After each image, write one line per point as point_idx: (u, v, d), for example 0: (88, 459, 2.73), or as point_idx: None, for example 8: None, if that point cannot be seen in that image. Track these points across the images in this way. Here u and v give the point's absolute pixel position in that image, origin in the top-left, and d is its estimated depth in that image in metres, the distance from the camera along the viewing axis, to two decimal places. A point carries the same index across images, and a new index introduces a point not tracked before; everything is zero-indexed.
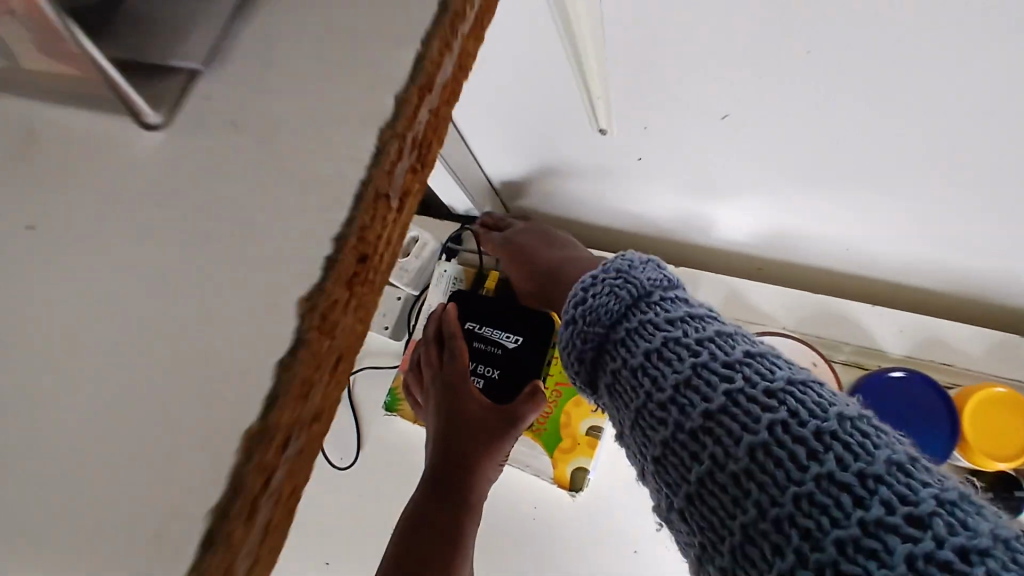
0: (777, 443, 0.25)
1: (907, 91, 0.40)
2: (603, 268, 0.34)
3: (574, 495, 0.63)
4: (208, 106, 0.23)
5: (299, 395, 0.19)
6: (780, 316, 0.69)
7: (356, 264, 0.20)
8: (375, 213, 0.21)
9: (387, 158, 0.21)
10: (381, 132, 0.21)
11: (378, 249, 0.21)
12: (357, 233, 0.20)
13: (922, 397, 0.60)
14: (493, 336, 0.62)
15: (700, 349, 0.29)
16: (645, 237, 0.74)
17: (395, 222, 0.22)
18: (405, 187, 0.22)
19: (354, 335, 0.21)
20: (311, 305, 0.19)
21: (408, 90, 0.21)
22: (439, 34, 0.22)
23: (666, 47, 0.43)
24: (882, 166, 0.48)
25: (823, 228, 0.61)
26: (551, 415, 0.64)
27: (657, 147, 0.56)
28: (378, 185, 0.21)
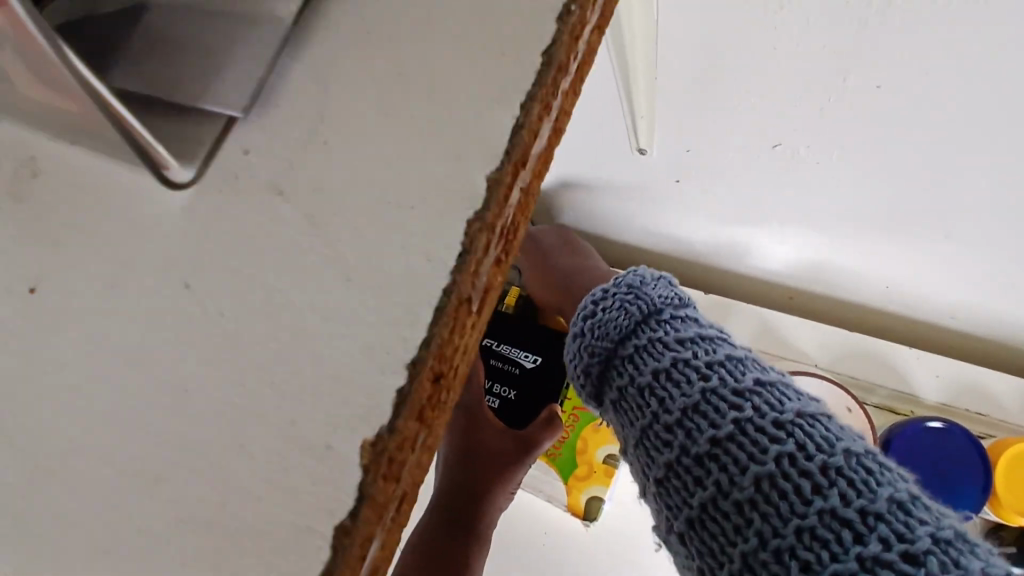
0: (783, 474, 0.25)
1: (995, 127, 0.37)
2: (615, 284, 0.35)
3: (589, 523, 0.61)
4: (248, 162, 0.19)
5: (358, 561, 0.16)
6: (813, 353, 0.66)
7: (431, 388, 0.17)
8: (456, 321, 0.17)
9: (473, 261, 0.17)
10: (467, 225, 0.18)
11: (455, 364, 0.18)
12: (436, 349, 0.17)
13: (957, 451, 0.57)
14: (512, 354, 0.60)
15: (709, 374, 0.28)
16: (676, 260, 0.71)
17: (476, 329, 0.18)
18: (488, 286, 0.18)
19: (420, 470, 0.18)
20: (376, 456, 0.16)
21: (501, 171, 0.18)
22: (540, 97, 0.19)
23: (725, 73, 0.41)
24: (940, 209, 0.46)
25: (870, 265, 0.57)
26: (568, 441, 0.60)
27: (705, 173, 0.53)
28: (461, 295, 0.17)
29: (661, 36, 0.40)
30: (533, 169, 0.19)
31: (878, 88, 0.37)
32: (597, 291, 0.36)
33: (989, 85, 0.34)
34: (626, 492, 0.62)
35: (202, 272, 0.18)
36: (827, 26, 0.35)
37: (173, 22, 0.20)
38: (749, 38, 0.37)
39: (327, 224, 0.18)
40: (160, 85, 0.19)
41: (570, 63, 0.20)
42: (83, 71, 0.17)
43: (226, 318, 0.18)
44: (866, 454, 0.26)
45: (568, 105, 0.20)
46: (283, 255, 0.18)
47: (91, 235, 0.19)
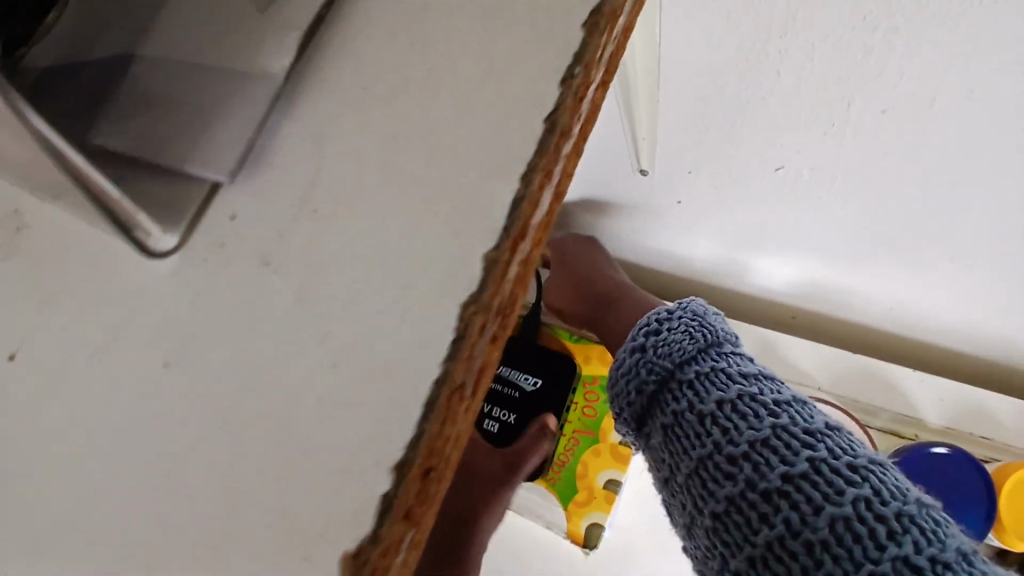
0: (859, 517, 0.25)
1: (1001, 150, 0.37)
2: (680, 309, 0.36)
3: (588, 550, 0.60)
4: (233, 224, 0.19)
5: None
6: (817, 374, 0.65)
7: (420, 485, 0.16)
8: (448, 411, 0.17)
9: (466, 345, 0.17)
10: (461, 308, 0.17)
11: (445, 456, 0.17)
12: (426, 443, 0.16)
13: (963, 477, 0.56)
14: (512, 377, 0.59)
15: (779, 412, 0.29)
16: (677, 280, 0.70)
17: (473, 411, 0.18)
18: (484, 366, 0.18)
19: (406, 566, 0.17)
20: (357, 558, 0.15)
21: (498, 248, 0.17)
22: (540, 166, 0.18)
23: (725, 93, 0.40)
24: (944, 232, 0.45)
25: (873, 286, 0.57)
26: (569, 465, 0.59)
27: (708, 194, 0.52)
28: (453, 382, 0.17)
29: (664, 57, 0.39)
30: (533, 240, 0.18)
31: (884, 112, 0.37)
32: (656, 313, 0.37)
33: (979, 102, 0.34)
34: (627, 517, 0.61)
35: (193, 333, 0.18)
36: (822, 43, 0.34)
37: (160, 83, 0.20)
38: (742, 59, 0.37)
39: (323, 282, 0.18)
40: (158, 141, 0.20)
41: (574, 124, 0.19)
42: (60, 137, 0.17)
43: (218, 381, 0.18)
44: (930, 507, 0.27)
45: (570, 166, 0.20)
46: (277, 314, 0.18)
47: (74, 297, 0.19)
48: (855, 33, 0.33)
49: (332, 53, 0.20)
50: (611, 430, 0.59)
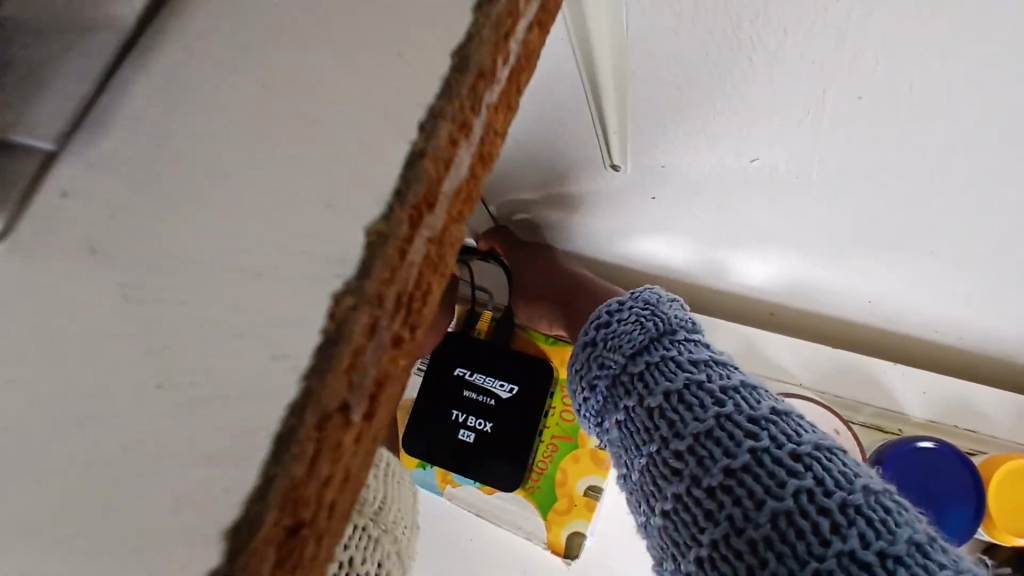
0: (800, 511, 0.26)
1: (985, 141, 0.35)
2: (632, 299, 0.38)
3: (569, 560, 0.58)
4: (115, 207, 0.16)
5: None
6: (799, 373, 0.63)
7: (281, 548, 0.13)
8: (322, 445, 0.14)
9: (345, 349, 0.14)
10: (333, 300, 0.14)
11: (322, 506, 0.14)
12: (282, 495, 0.13)
13: (949, 471, 0.54)
14: (486, 384, 0.56)
15: (725, 400, 0.30)
16: (654, 280, 0.68)
17: (362, 444, 0.15)
18: (379, 374, 0.15)
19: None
20: None
21: (393, 219, 0.15)
22: (453, 110, 0.16)
23: (703, 82, 0.38)
24: (929, 222, 0.44)
25: (850, 279, 0.55)
26: (547, 472, 0.57)
27: (683, 190, 0.50)
28: (325, 408, 0.14)
29: (630, 50, 0.38)
30: (445, 207, 0.16)
31: (858, 98, 0.35)
32: (613, 304, 0.39)
33: (984, 104, 0.32)
34: (608, 524, 0.59)
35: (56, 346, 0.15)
36: (811, 36, 0.32)
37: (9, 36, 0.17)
38: (721, 48, 0.35)
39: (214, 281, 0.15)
40: (22, 126, 0.17)
41: (497, 68, 0.17)
42: None
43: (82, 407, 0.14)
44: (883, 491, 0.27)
45: (491, 122, 0.18)
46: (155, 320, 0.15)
47: None
48: (848, 24, 0.31)
49: (235, 29, 0.18)
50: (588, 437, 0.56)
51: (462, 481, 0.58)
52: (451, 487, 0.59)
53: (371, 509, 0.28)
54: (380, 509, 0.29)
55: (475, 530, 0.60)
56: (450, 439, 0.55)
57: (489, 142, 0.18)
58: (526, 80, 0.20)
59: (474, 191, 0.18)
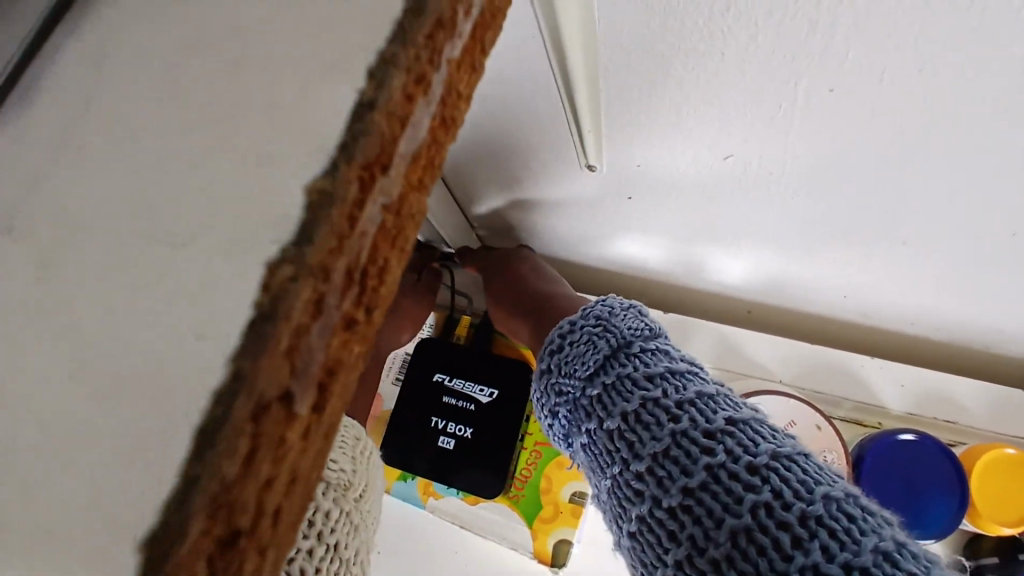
0: (760, 528, 0.25)
1: (961, 130, 0.35)
2: (585, 313, 0.37)
3: (556, 570, 0.56)
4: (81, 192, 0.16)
5: None
6: (776, 369, 0.63)
7: (212, 559, 0.13)
8: (258, 443, 0.13)
9: (281, 325, 0.13)
10: (267, 275, 0.14)
11: (265, 513, 0.13)
12: (207, 504, 0.12)
13: (931, 461, 0.54)
14: (466, 390, 0.55)
15: (681, 415, 0.29)
16: (629, 280, 0.68)
17: (311, 436, 0.14)
18: (330, 361, 0.14)
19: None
20: None
21: (340, 178, 0.14)
22: (403, 65, 0.15)
23: (681, 78, 0.38)
24: (905, 214, 0.44)
25: (822, 273, 0.55)
26: (531, 479, 0.56)
27: (657, 188, 0.50)
28: (259, 392, 0.13)
29: (599, 46, 0.37)
30: (400, 172, 0.15)
31: (831, 89, 0.35)
32: (568, 321, 0.38)
33: (991, 102, 0.32)
34: (596, 531, 0.58)
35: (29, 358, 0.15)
36: (803, 34, 0.32)
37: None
38: (700, 45, 0.34)
39: (175, 280, 0.15)
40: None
41: (461, 21, 0.17)
42: None
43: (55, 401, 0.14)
44: (848, 496, 0.26)
45: (454, 81, 0.17)
46: (127, 318, 0.15)
47: None
48: (838, 18, 0.30)
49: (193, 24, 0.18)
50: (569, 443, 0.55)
51: (445, 493, 0.57)
52: (434, 499, 0.58)
53: (354, 493, 0.27)
54: (360, 496, 0.28)
55: (458, 543, 0.59)
56: (432, 445, 0.55)
57: (452, 104, 0.17)
58: (491, 38, 0.19)
59: (435, 157, 0.17)
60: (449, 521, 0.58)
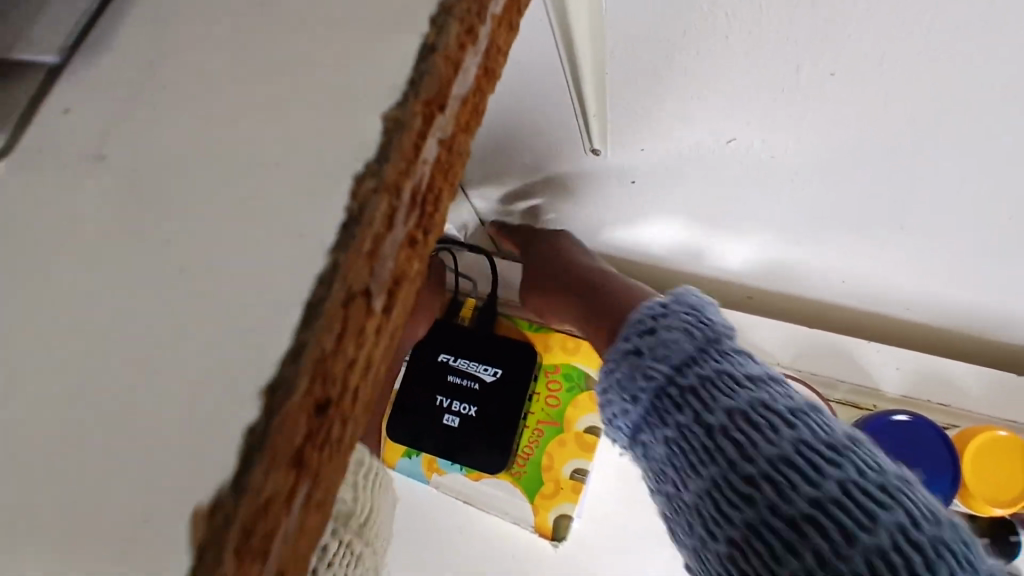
0: (895, 556, 0.23)
1: (962, 118, 0.35)
2: (677, 300, 0.35)
3: (557, 543, 0.58)
4: (138, 126, 0.18)
5: None
6: (776, 351, 0.64)
7: (310, 421, 0.14)
8: (346, 325, 0.15)
9: (368, 225, 0.16)
10: (353, 188, 0.16)
11: (347, 389, 0.15)
12: (311, 368, 0.14)
13: (924, 441, 0.54)
14: (470, 369, 0.55)
15: (798, 424, 0.28)
16: (631, 266, 0.69)
17: (386, 327, 0.16)
18: (398, 269, 0.17)
19: (304, 536, 0.15)
20: (218, 515, 0.13)
21: (408, 112, 0.17)
22: (456, 14, 0.18)
23: (686, 67, 0.38)
24: (909, 199, 0.44)
25: (822, 258, 0.56)
26: (533, 457, 0.57)
27: (661, 172, 0.51)
28: (349, 281, 0.15)
29: (609, 31, 0.37)
30: (451, 112, 0.18)
31: (833, 74, 0.35)
32: (652, 305, 0.36)
33: (999, 89, 0.33)
34: (598, 506, 0.58)
35: (107, 285, 0.16)
36: (815, 18, 0.32)
37: None
38: (705, 30, 0.35)
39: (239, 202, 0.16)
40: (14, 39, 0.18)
41: None
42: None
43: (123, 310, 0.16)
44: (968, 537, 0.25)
45: (495, 36, 0.20)
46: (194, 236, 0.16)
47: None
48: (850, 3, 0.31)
49: None
50: (576, 419, 0.57)
51: (448, 469, 0.58)
52: (438, 475, 0.58)
53: (355, 522, 0.26)
54: (363, 525, 0.27)
55: (462, 518, 0.59)
56: (435, 424, 0.54)
57: (493, 56, 0.20)
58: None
59: (479, 104, 0.20)
60: (454, 497, 0.59)
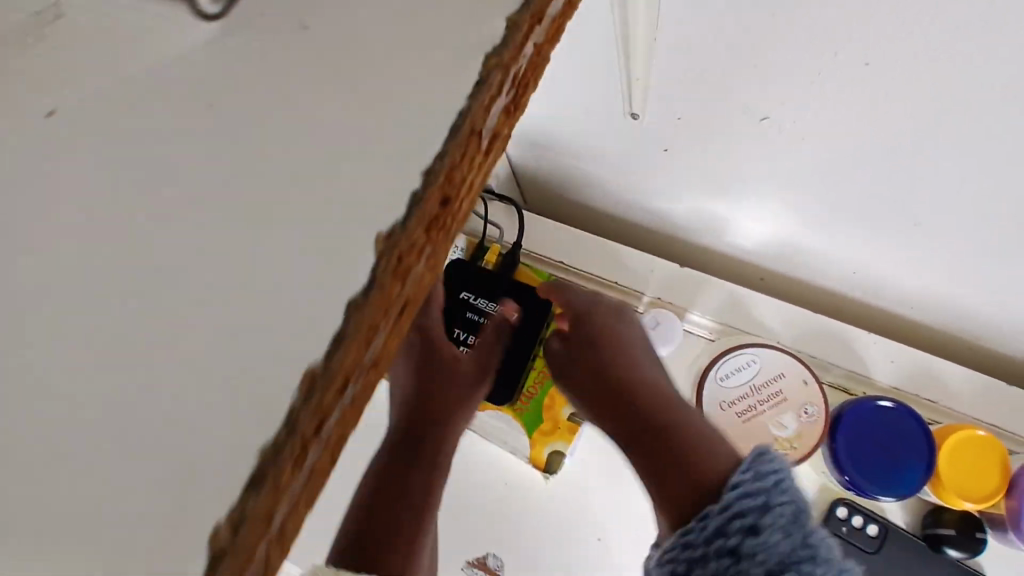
0: None
1: (982, 120, 0.38)
2: (773, 484, 0.30)
3: (547, 476, 0.62)
4: (269, 39, 0.22)
5: (364, 337, 0.18)
6: (778, 330, 0.65)
7: (439, 205, 0.20)
8: (468, 149, 0.20)
9: (489, 89, 0.21)
10: (484, 62, 0.21)
11: (459, 197, 0.21)
12: (444, 177, 0.20)
13: (906, 432, 0.56)
14: (488, 309, 0.59)
15: None
16: (651, 233, 0.72)
17: (481, 167, 0.22)
18: (496, 128, 0.22)
19: (419, 283, 0.21)
20: (390, 244, 0.19)
21: (522, 15, 0.21)
22: None
23: (726, 49, 0.41)
24: (923, 195, 0.47)
25: (836, 245, 0.59)
26: (536, 396, 0.60)
27: (693, 143, 0.53)
28: (474, 122, 0.20)
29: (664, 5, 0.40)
30: (544, 28, 0.23)
31: (867, 63, 0.38)
32: (737, 479, 0.31)
33: (999, 90, 0.36)
34: (588, 449, 0.63)
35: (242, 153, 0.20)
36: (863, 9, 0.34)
37: None
38: (759, 9, 0.37)
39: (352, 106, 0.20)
40: None
41: None
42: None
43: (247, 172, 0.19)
44: None
45: None
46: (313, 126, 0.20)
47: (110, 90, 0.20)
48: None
49: None
50: None
51: None
52: None
53: None
54: None
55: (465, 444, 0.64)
56: None
57: None
58: None
59: (561, 23, 0.25)
60: None
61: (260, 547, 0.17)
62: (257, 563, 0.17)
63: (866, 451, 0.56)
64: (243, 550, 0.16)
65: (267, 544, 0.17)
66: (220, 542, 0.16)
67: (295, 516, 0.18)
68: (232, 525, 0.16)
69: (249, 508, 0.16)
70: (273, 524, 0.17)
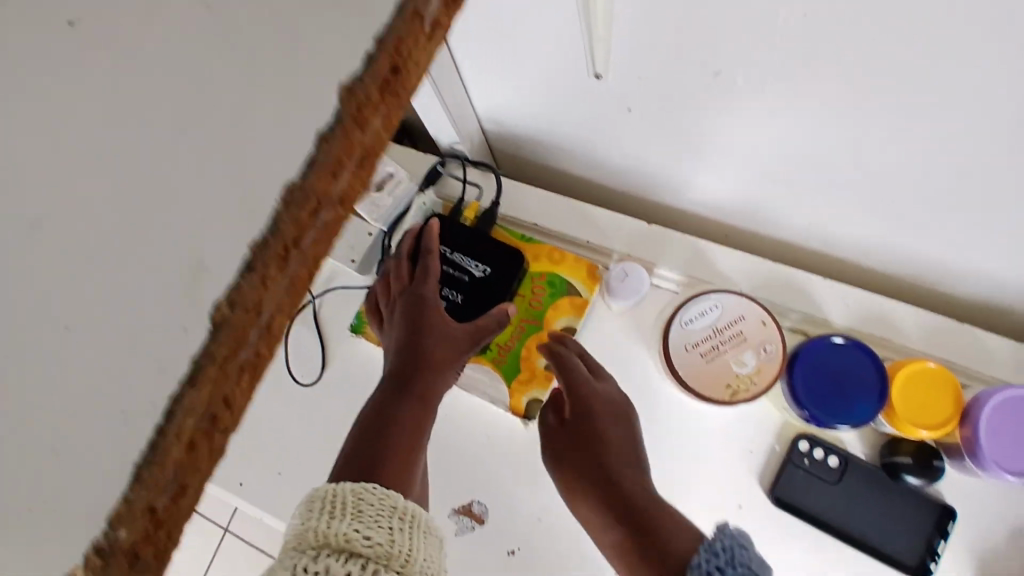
0: None
1: (919, 58, 0.41)
2: (726, 553, 0.37)
3: (527, 422, 0.64)
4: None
5: (331, 168, 0.23)
6: (737, 278, 0.67)
7: (390, 71, 0.24)
8: (411, 29, 0.25)
9: None
10: None
11: (408, 69, 0.25)
12: (391, 49, 0.24)
13: (855, 364, 0.60)
14: (463, 263, 0.62)
15: None
16: (618, 193, 0.75)
17: (428, 49, 0.26)
18: (438, 18, 0.26)
19: (379, 136, 0.25)
20: (350, 92, 0.23)
21: None
22: None
23: (674, 8, 0.44)
24: (874, 138, 0.50)
25: (791, 195, 0.62)
26: (512, 348, 0.65)
27: (658, 100, 0.56)
28: (416, 6, 0.25)
29: None
30: None
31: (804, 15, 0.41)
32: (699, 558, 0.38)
33: (963, 27, 0.38)
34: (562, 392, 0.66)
35: (240, 111, 0.23)
36: None
37: None
38: None
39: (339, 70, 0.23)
40: None
41: None
42: None
43: (254, 133, 0.23)
44: None
45: None
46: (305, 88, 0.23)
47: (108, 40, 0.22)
48: None
49: None
50: (553, 319, 0.66)
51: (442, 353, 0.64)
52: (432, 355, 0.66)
53: (395, 563, 0.32)
54: (405, 561, 0.32)
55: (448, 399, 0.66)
56: None
57: None
58: None
59: None
60: None
61: (250, 332, 0.22)
62: (249, 345, 0.22)
63: (815, 381, 0.60)
64: (237, 327, 0.22)
65: (256, 331, 0.22)
66: (221, 312, 0.21)
67: (280, 316, 0.23)
68: (228, 301, 0.21)
69: (242, 288, 0.22)
70: (261, 316, 0.22)
